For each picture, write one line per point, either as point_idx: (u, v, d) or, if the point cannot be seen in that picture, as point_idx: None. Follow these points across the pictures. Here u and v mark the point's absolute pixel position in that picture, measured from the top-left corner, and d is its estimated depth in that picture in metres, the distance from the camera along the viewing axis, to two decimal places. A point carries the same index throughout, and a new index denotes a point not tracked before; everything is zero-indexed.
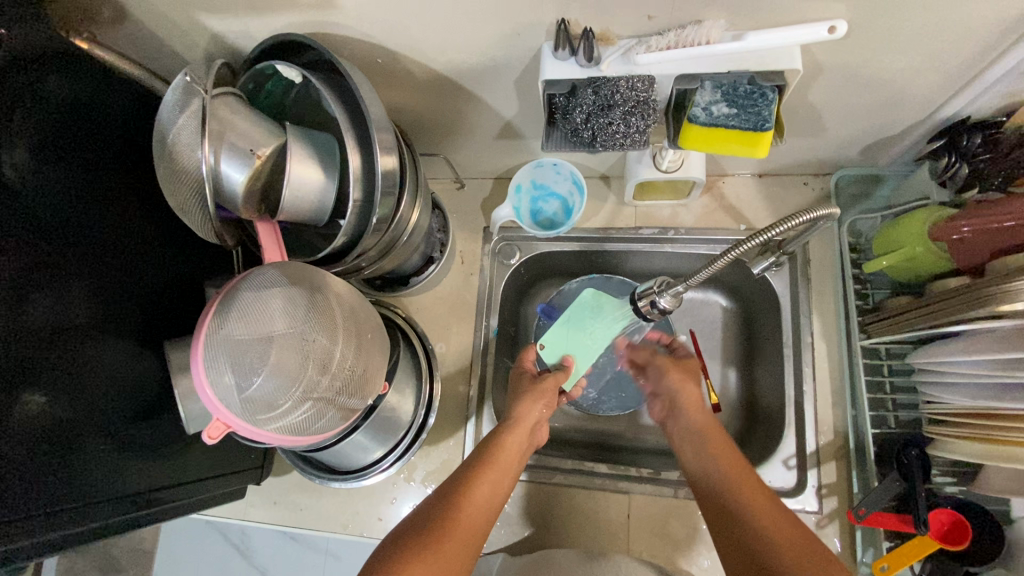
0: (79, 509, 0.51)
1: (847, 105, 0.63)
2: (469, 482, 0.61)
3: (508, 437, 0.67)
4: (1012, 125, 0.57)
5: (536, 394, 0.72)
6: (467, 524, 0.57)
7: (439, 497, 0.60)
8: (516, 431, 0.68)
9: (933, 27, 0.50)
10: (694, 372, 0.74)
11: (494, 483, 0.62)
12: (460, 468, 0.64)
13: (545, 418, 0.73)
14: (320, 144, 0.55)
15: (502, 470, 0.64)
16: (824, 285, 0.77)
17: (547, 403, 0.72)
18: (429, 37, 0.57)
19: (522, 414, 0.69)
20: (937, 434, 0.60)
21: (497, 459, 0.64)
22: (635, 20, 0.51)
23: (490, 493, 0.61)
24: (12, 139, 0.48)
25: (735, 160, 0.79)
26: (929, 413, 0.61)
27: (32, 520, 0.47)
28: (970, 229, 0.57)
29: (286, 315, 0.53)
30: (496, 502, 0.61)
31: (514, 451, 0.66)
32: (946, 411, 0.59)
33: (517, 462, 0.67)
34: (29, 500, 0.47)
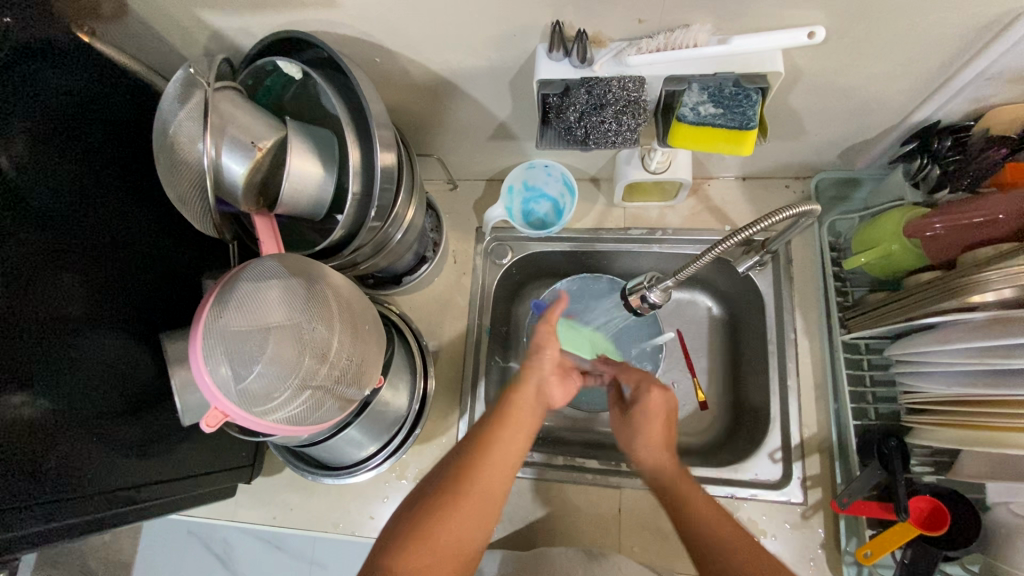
0: (57, 503, 0.50)
1: (826, 108, 0.66)
2: (484, 440, 0.60)
3: (520, 389, 0.64)
4: (978, 131, 0.62)
5: (532, 352, 0.66)
6: (484, 482, 0.58)
7: (456, 456, 0.60)
8: (527, 391, 0.65)
9: (905, 33, 0.53)
10: (664, 405, 0.69)
11: (512, 438, 0.61)
12: (473, 430, 0.63)
13: (554, 371, 0.68)
14: (320, 139, 0.56)
15: (516, 432, 0.62)
16: (807, 283, 0.80)
17: (548, 359, 0.66)
18: (427, 37, 0.58)
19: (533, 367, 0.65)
20: (918, 424, 0.62)
21: (506, 420, 0.62)
22: (626, 23, 0.54)
23: (504, 456, 0.60)
24: (8, 127, 0.48)
25: (720, 163, 0.81)
26: (909, 403, 0.63)
27: (16, 512, 0.47)
28: (943, 226, 0.61)
29: (284, 306, 0.54)
30: (513, 458, 0.60)
31: (527, 404, 0.64)
32: (926, 400, 0.61)
33: (531, 420, 0.64)
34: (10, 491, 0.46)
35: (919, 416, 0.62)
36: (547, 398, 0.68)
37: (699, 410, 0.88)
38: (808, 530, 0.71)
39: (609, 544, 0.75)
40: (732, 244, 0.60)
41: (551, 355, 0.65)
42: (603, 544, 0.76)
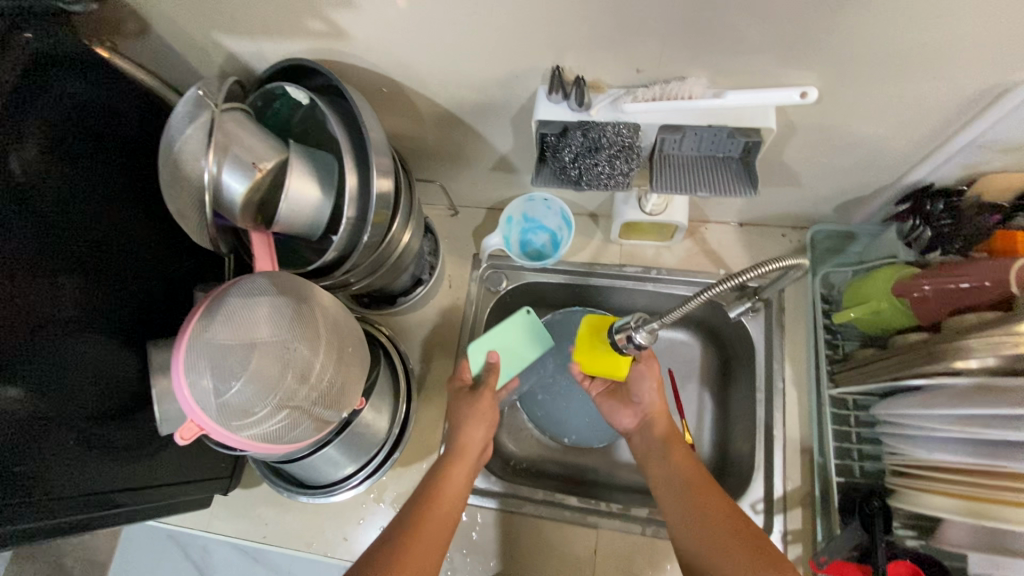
0: (27, 505, 0.50)
1: (822, 164, 0.66)
2: (418, 513, 0.65)
3: (453, 467, 0.70)
4: (969, 194, 0.62)
5: (474, 417, 0.73)
6: (418, 553, 0.61)
7: (392, 530, 0.63)
8: (458, 464, 0.70)
9: (896, 100, 0.54)
10: (645, 419, 0.75)
11: (446, 511, 0.66)
12: (411, 500, 0.67)
13: (488, 439, 0.74)
14: (321, 164, 0.58)
15: (451, 502, 0.67)
16: (797, 333, 0.79)
17: (488, 426, 0.74)
18: (433, 73, 0.61)
19: (465, 444, 0.72)
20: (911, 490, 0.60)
21: (442, 490, 0.67)
22: (624, 72, 0.55)
23: (437, 527, 0.64)
24: (19, 132, 0.49)
25: (718, 208, 0.82)
26: (904, 468, 0.61)
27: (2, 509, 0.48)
28: (931, 287, 0.60)
29: (272, 323, 0.55)
30: (447, 530, 0.65)
31: (459, 481, 0.69)
32: (925, 466, 0.58)
33: (461, 494, 0.69)
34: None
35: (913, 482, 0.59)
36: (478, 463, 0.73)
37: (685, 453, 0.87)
38: None
39: None
40: (724, 291, 0.59)
41: (487, 424, 0.74)
42: None
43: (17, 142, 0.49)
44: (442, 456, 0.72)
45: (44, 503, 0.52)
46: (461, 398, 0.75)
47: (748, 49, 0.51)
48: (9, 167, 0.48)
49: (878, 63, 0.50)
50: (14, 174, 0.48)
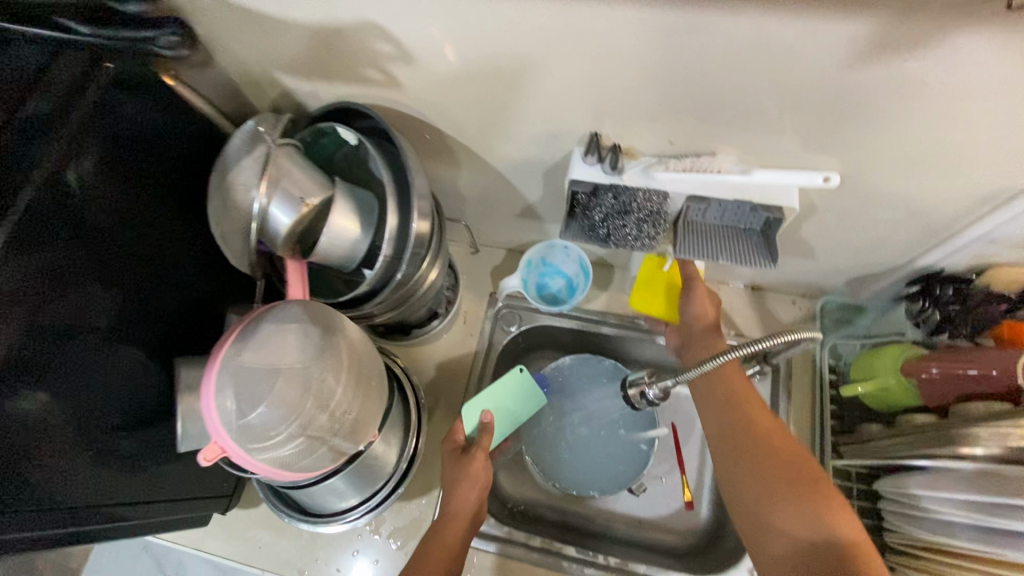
0: (37, 509, 0.51)
1: (837, 241, 0.69)
2: None
3: (444, 535, 0.69)
4: (977, 283, 0.65)
5: (463, 480, 0.72)
6: None
7: None
8: (448, 531, 0.70)
9: (914, 190, 0.57)
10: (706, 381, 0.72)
11: None
12: (404, 569, 0.68)
13: (481, 501, 0.73)
14: (363, 202, 0.60)
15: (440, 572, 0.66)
16: (803, 400, 0.81)
17: (482, 488, 0.73)
18: (476, 125, 0.64)
19: (456, 510, 0.71)
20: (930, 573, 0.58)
21: (431, 560, 0.67)
22: (658, 142, 0.59)
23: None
24: (83, 151, 0.52)
25: (732, 270, 0.85)
26: (921, 550, 0.60)
27: (16, 514, 0.48)
28: (938, 371, 0.62)
29: (299, 349, 0.56)
30: None
31: (450, 549, 0.68)
32: (941, 550, 0.58)
33: (454, 560, 0.68)
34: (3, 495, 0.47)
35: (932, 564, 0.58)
36: (471, 527, 0.72)
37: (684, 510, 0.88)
38: None
39: None
40: (743, 355, 0.58)
41: (480, 486, 0.72)
42: None
43: (76, 157, 0.51)
44: (435, 522, 0.72)
45: (53, 510, 0.52)
46: (453, 460, 0.74)
47: (776, 133, 0.54)
48: (69, 183, 0.51)
49: (898, 157, 0.54)
50: (73, 189, 0.51)
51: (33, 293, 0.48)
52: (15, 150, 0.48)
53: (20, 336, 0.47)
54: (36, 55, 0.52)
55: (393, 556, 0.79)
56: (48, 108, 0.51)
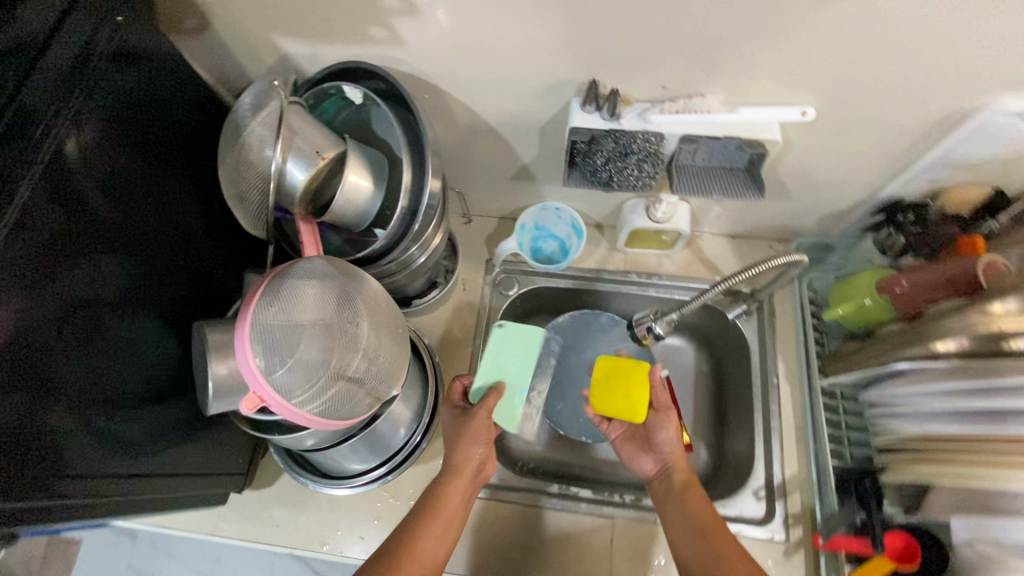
0: (66, 478, 0.50)
1: (810, 178, 0.75)
2: (414, 535, 0.66)
3: (448, 487, 0.71)
4: (935, 205, 0.72)
5: (468, 437, 0.73)
6: None
7: (386, 550, 0.66)
8: (452, 483, 0.71)
9: (879, 120, 0.64)
10: (664, 465, 0.75)
11: (439, 534, 0.67)
12: (409, 518, 0.69)
13: (484, 461, 0.74)
14: (374, 159, 0.62)
15: (444, 525, 0.68)
16: (788, 333, 0.87)
17: (484, 446, 0.74)
18: (476, 81, 0.66)
19: (459, 463, 0.72)
20: (926, 460, 0.64)
21: (436, 512, 0.68)
22: (651, 88, 0.63)
23: (432, 548, 0.66)
24: (86, 119, 0.50)
25: (715, 220, 0.90)
26: (917, 442, 0.66)
27: (46, 482, 0.48)
28: (908, 283, 0.69)
29: (327, 299, 0.56)
30: (437, 559, 0.66)
31: (454, 501, 0.70)
32: (934, 439, 0.63)
33: (458, 516, 0.70)
34: (31, 468, 0.46)
35: (927, 453, 0.64)
36: (473, 485, 0.73)
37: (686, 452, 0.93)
38: (789, 568, 0.74)
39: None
40: (716, 293, 0.72)
41: (481, 442, 0.74)
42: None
43: (83, 123, 0.50)
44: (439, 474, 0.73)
45: (80, 479, 0.52)
46: (455, 418, 0.76)
47: (759, 72, 0.59)
48: (75, 152, 0.50)
49: (866, 88, 0.60)
50: (75, 162, 0.50)
51: (39, 270, 0.47)
52: (24, 117, 0.46)
53: (28, 313, 0.45)
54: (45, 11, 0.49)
55: None
56: (48, 74, 0.48)
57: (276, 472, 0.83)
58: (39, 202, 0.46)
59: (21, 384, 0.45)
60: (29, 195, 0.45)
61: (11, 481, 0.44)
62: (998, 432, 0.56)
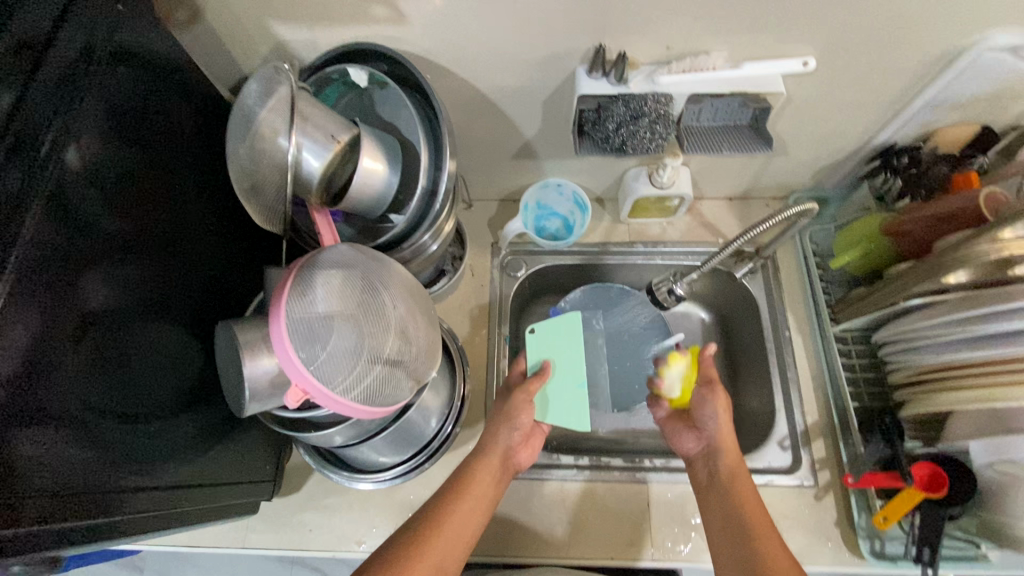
0: (110, 495, 0.49)
1: (808, 131, 0.77)
2: (444, 510, 0.65)
3: (478, 465, 0.71)
4: (928, 146, 0.75)
5: (502, 420, 0.76)
6: (435, 554, 0.61)
7: (413, 523, 0.65)
8: (484, 462, 0.72)
9: (874, 66, 0.66)
10: (708, 446, 0.75)
11: (469, 510, 0.66)
12: (438, 496, 0.68)
13: (516, 448, 0.76)
14: (387, 142, 0.60)
15: (475, 501, 0.68)
16: (794, 286, 0.89)
17: (515, 430, 0.76)
18: (480, 56, 0.65)
19: (489, 442, 0.74)
20: (949, 388, 0.67)
21: (466, 489, 0.68)
22: (656, 49, 0.63)
23: (460, 525, 0.65)
24: (91, 123, 0.48)
25: (713, 183, 0.91)
26: (938, 372, 0.68)
27: (90, 503, 0.46)
28: (911, 222, 0.72)
29: (355, 283, 0.55)
30: (467, 536, 0.64)
31: (484, 479, 0.70)
32: (955, 366, 0.66)
33: (487, 496, 0.69)
34: (74, 493, 0.45)
35: (949, 382, 0.67)
36: (503, 471, 0.74)
37: None
38: (822, 511, 0.76)
39: (642, 541, 0.77)
40: (723, 256, 0.74)
41: (513, 425, 0.76)
42: (632, 543, 0.77)
43: (87, 128, 0.47)
44: (470, 456, 0.74)
45: (125, 495, 0.50)
46: (500, 401, 0.80)
47: (762, 25, 0.60)
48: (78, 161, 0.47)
49: (863, 34, 0.61)
50: (82, 174, 0.47)
51: (57, 294, 0.44)
52: (25, 131, 0.44)
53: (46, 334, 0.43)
54: (41, 17, 0.46)
55: None
56: (47, 81, 0.45)
57: (302, 476, 0.81)
58: (49, 224, 0.44)
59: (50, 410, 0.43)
60: (39, 219, 0.43)
61: (57, 512, 0.43)
62: (1014, 351, 0.60)
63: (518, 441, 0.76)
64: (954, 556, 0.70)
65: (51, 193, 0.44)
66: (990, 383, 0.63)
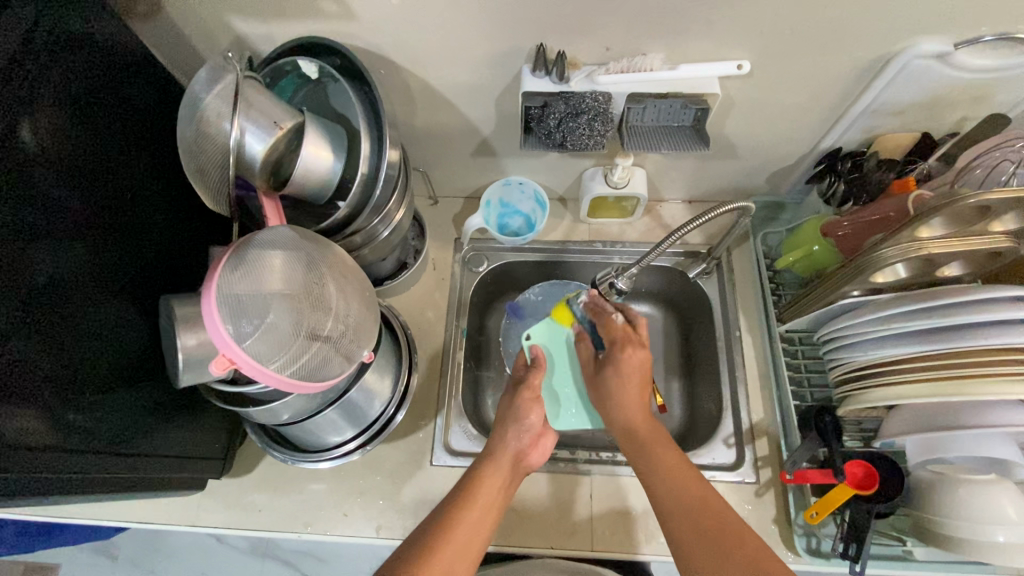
0: (48, 455, 0.52)
1: (754, 135, 0.79)
2: (454, 513, 0.64)
3: (487, 470, 0.70)
4: (870, 152, 0.77)
5: (511, 422, 0.75)
6: (448, 559, 0.60)
7: (424, 528, 0.64)
8: (492, 466, 0.71)
9: (809, 71, 0.68)
10: (619, 379, 0.73)
11: (480, 512, 0.65)
12: (445, 500, 0.68)
13: (529, 448, 0.75)
14: (332, 131, 0.62)
15: (485, 503, 0.67)
16: (747, 287, 0.91)
17: (524, 431, 0.75)
18: (429, 53, 0.68)
19: (497, 447, 0.73)
20: (880, 386, 0.68)
21: (476, 491, 0.67)
22: (596, 50, 0.66)
23: (468, 532, 0.63)
24: (38, 103, 0.51)
25: (670, 185, 0.94)
26: (874, 370, 0.69)
27: (25, 460, 0.49)
28: (849, 225, 0.74)
29: (297, 266, 0.57)
30: (479, 538, 0.64)
31: (494, 483, 0.69)
32: (888, 363, 0.68)
33: (496, 498, 0.68)
34: (3, 449, 0.47)
35: (881, 379, 0.68)
36: (516, 473, 0.73)
37: (658, 413, 0.96)
38: (761, 507, 0.77)
39: (582, 532, 0.79)
40: (663, 251, 0.77)
41: (518, 424, 0.75)
42: (574, 535, 0.78)
43: (34, 107, 0.50)
44: (478, 460, 0.73)
45: (65, 456, 0.53)
46: (507, 399, 0.80)
47: (695, 29, 0.63)
48: (27, 138, 0.50)
49: (795, 39, 0.64)
50: (32, 148, 0.50)
51: (4, 259, 0.47)
52: None
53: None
54: None
55: (398, 492, 0.81)
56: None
57: (255, 458, 0.83)
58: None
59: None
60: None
61: None
62: (945, 347, 0.62)
63: (526, 443, 0.74)
64: (880, 555, 0.71)
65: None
66: (916, 378, 0.64)
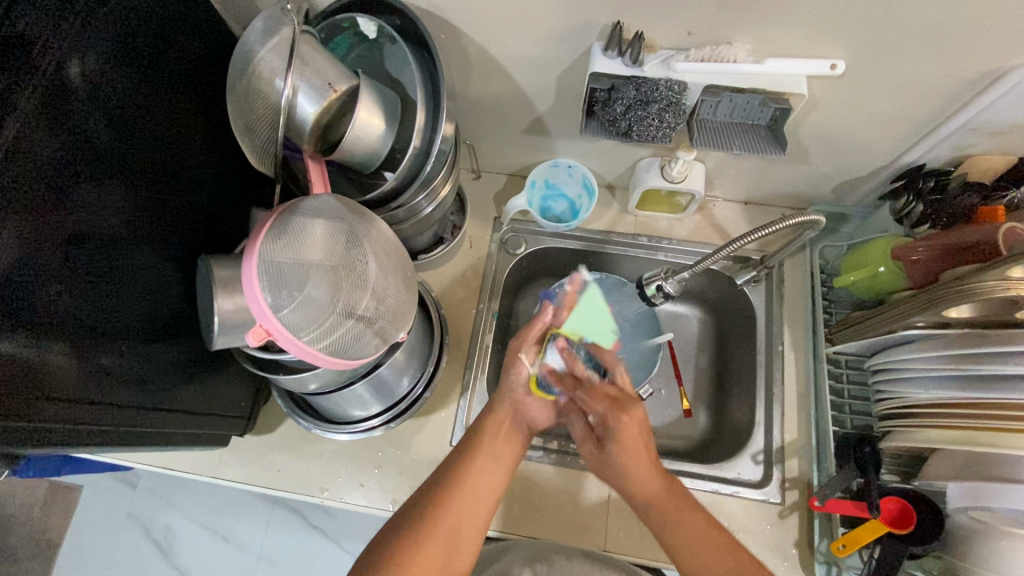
0: (77, 404, 0.51)
1: (830, 140, 0.74)
2: (459, 474, 0.63)
3: (489, 428, 0.69)
4: (957, 173, 0.71)
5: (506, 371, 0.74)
6: (447, 526, 0.58)
7: (425, 490, 0.61)
8: (494, 429, 0.69)
9: (907, 78, 0.62)
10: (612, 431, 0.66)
11: (485, 473, 0.64)
12: (450, 457, 0.66)
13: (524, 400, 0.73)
14: (386, 98, 0.59)
15: (489, 459, 0.66)
16: (796, 301, 0.87)
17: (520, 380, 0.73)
18: (496, 23, 0.64)
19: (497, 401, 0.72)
20: (934, 429, 0.64)
21: (479, 444, 0.67)
22: (677, 34, 0.61)
23: (471, 492, 0.62)
24: (89, 39, 0.48)
25: (728, 183, 0.88)
26: (926, 408, 0.66)
27: (54, 409, 0.49)
28: (924, 250, 0.69)
29: (331, 242, 0.54)
30: (483, 498, 0.62)
31: (495, 444, 0.68)
32: (942, 403, 0.64)
33: (501, 454, 0.67)
34: (33, 397, 0.46)
35: (933, 419, 0.65)
36: (516, 424, 0.72)
37: (684, 417, 0.93)
38: (783, 530, 0.75)
39: (596, 533, 0.77)
40: (723, 255, 0.73)
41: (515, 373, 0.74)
42: (588, 533, 0.78)
43: (85, 43, 0.47)
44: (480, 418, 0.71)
45: (94, 407, 0.53)
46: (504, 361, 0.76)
47: (789, 21, 0.57)
48: (77, 78, 0.47)
49: (902, 42, 0.58)
50: (78, 85, 0.47)
51: (43, 194, 0.45)
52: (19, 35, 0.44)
53: (27, 240, 0.44)
54: None
55: (415, 470, 0.80)
56: None
57: (277, 419, 0.84)
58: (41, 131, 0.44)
59: (28, 315, 0.44)
60: (24, 116, 0.43)
61: (20, 407, 0.45)
62: (1010, 397, 0.58)
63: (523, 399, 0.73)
64: None
65: (44, 97, 0.44)
66: (978, 425, 0.60)
